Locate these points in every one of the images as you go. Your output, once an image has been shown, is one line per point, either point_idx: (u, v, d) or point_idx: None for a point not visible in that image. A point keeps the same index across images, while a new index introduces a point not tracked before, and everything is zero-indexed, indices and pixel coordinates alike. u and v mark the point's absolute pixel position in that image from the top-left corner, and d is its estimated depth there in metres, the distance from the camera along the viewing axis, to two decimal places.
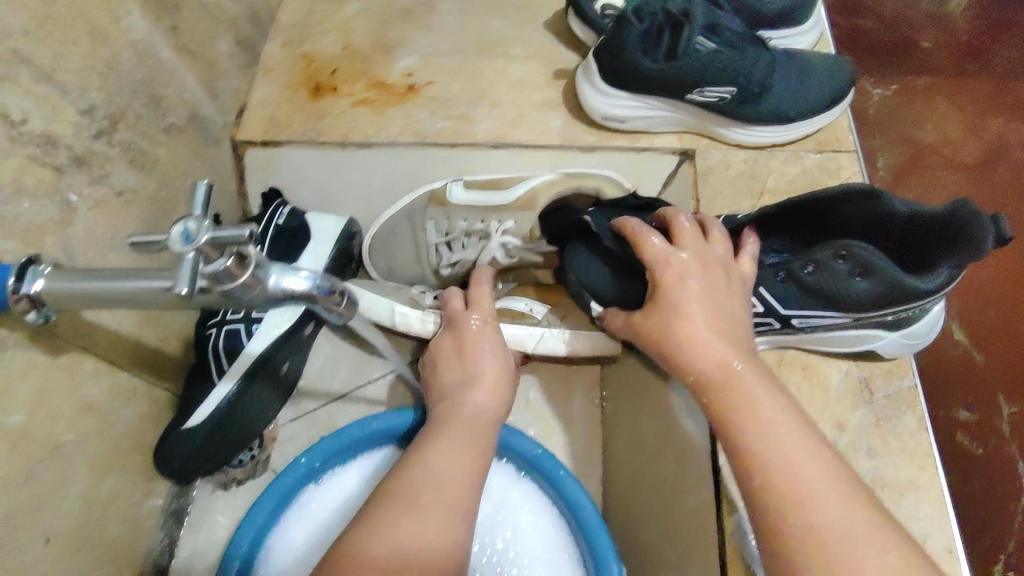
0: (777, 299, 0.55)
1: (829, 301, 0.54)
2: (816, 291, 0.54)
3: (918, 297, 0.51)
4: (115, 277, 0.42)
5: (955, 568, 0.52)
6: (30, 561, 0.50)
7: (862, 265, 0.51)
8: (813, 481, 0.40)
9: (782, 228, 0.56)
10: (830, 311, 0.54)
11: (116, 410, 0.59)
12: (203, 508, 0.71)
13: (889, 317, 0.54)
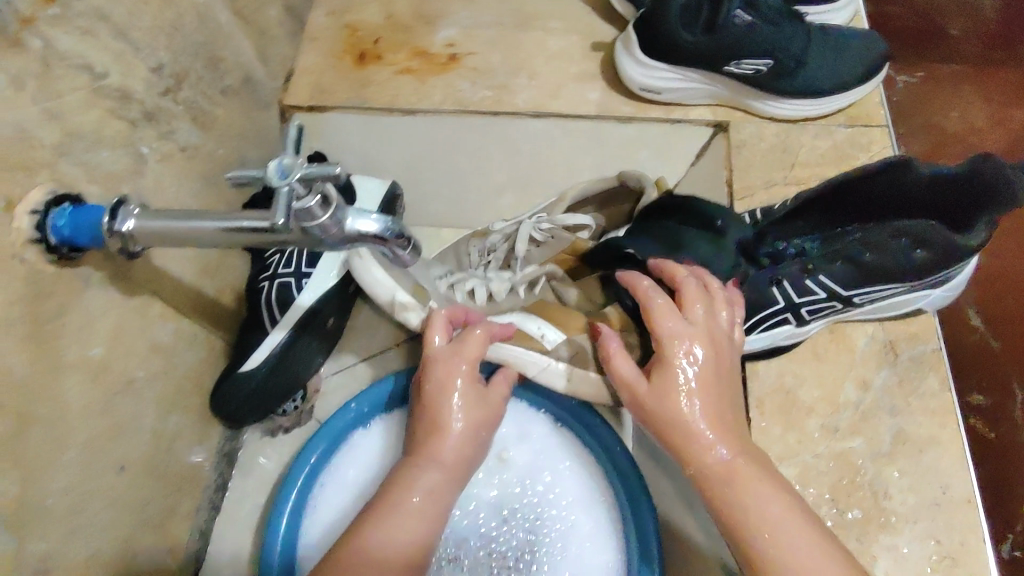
0: (838, 282, 0.58)
1: (889, 276, 0.57)
2: (877, 271, 0.57)
3: (966, 254, 0.55)
4: (188, 218, 0.44)
5: (972, 518, 0.55)
6: (109, 485, 0.54)
7: (918, 238, 0.54)
8: (811, 570, 0.42)
9: (817, 219, 0.61)
10: (889, 284, 0.57)
11: (179, 353, 0.63)
12: (252, 451, 0.76)
13: (939, 278, 0.58)
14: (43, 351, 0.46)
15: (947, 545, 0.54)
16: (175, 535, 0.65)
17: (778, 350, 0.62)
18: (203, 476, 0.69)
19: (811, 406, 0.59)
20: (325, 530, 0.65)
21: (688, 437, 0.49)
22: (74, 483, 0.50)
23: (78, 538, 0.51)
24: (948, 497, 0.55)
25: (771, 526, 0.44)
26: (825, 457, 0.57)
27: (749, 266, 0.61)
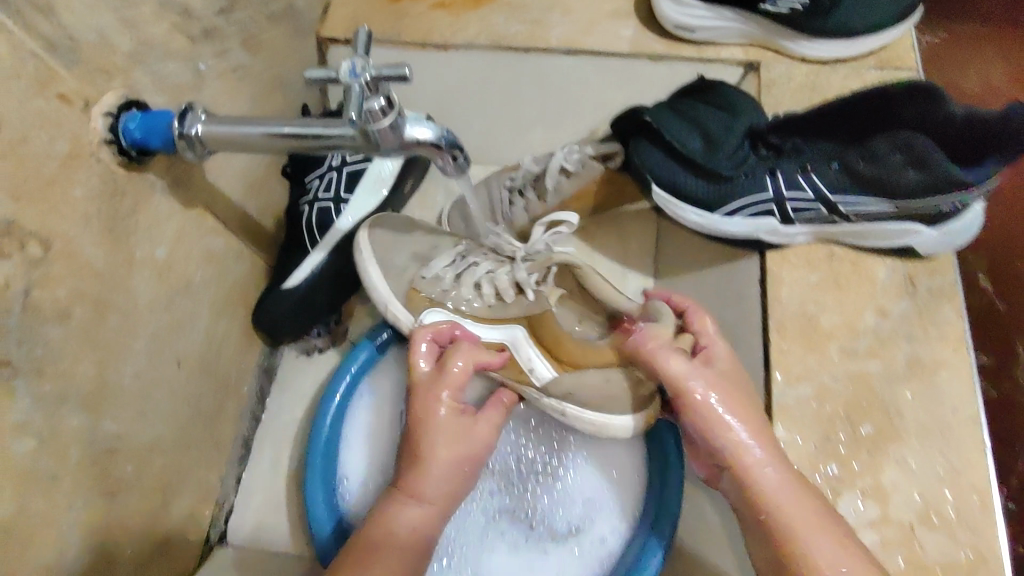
0: (827, 185, 0.60)
1: (881, 189, 0.58)
2: (869, 181, 0.59)
3: (963, 191, 0.56)
4: (247, 123, 0.48)
5: (978, 437, 0.58)
6: (166, 378, 0.59)
7: (917, 158, 0.56)
8: None
9: (836, 128, 0.60)
10: (877, 198, 0.59)
11: (227, 265, 0.67)
12: (290, 369, 0.79)
13: (930, 210, 0.58)
14: (116, 246, 0.50)
15: (951, 459, 0.57)
16: (222, 437, 0.70)
17: (798, 277, 0.64)
18: (246, 386, 0.73)
19: (831, 331, 0.61)
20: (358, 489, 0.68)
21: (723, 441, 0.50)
22: (140, 372, 0.55)
23: (142, 424, 0.56)
24: (957, 418, 0.58)
25: (777, 493, 0.47)
26: (842, 378, 0.59)
27: (753, 152, 0.63)
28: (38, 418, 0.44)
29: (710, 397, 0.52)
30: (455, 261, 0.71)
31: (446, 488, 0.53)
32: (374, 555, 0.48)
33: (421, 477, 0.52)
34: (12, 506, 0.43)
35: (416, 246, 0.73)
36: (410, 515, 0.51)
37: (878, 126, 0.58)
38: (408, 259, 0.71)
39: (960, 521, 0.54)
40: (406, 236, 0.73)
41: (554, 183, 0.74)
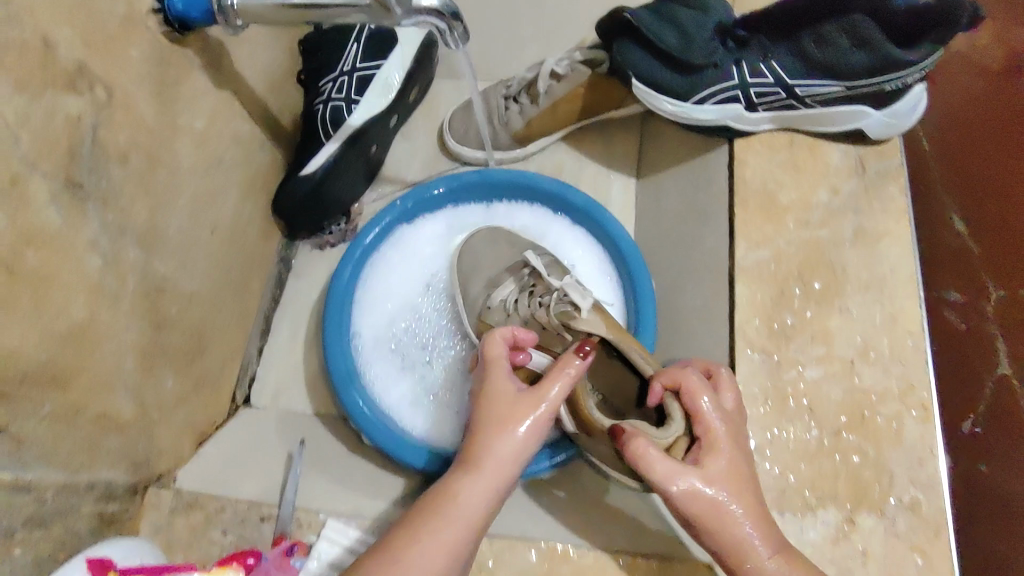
0: (785, 71, 0.67)
1: (830, 71, 0.66)
2: (820, 64, 0.66)
3: (901, 70, 0.64)
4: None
5: (913, 293, 0.66)
6: (201, 242, 0.67)
7: (861, 40, 0.63)
8: None
9: (794, 20, 0.66)
10: (828, 80, 0.66)
11: (251, 152, 0.74)
12: (306, 261, 0.88)
13: (874, 91, 0.66)
14: (164, 108, 0.57)
15: (888, 307, 0.65)
16: (247, 308, 0.79)
17: (763, 160, 0.72)
18: (267, 269, 0.83)
19: (788, 205, 0.70)
20: (376, 378, 0.71)
21: (722, 527, 0.48)
22: (182, 229, 0.63)
23: (184, 276, 0.64)
24: (895, 275, 0.67)
25: None
26: (794, 243, 0.68)
27: (721, 44, 0.71)
28: (106, 241, 0.52)
29: (725, 513, 0.48)
30: (522, 281, 0.68)
31: (513, 457, 0.50)
32: (431, 524, 0.47)
33: (493, 447, 0.50)
34: (87, 310, 0.51)
35: (490, 268, 0.73)
36: (482, 491, 0.48)
37: (828, 12, 0.64)
38: (483, 285, 0.72)
39: (891, 355, 0.64)
40: (492, 251, 0.73)
41: (545, 86, 0.82)
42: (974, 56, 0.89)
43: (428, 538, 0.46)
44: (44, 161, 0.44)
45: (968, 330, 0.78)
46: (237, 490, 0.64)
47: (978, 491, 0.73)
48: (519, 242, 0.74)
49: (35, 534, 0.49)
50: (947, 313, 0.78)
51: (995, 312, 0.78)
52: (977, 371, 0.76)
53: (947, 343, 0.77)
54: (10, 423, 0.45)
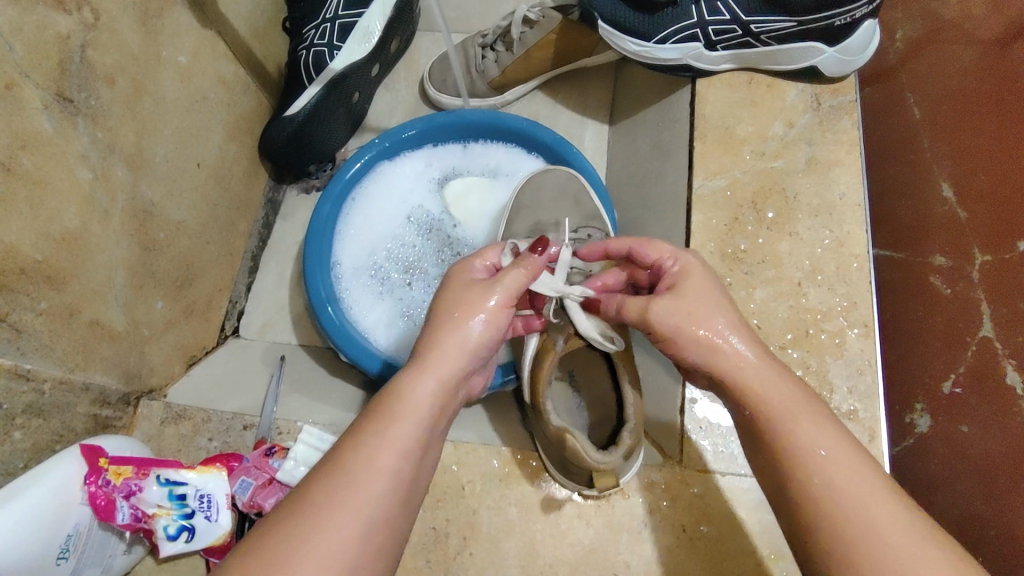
0: (739, 8, 0.70)
1: (779, 5, 0.69)
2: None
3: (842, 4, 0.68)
4: None
5: (860, 219, 0.70)
6: (189, 173, 0.71)
7: None
8: (842, 478, 0.42)
9: None
10: (778, 14, 0.69)
11: (237, 94, 0.78)
12: (292, 204, 0.93)
13: (822, 28, 0.70)
14: (148, 38, 0.62)
15: (835, 233, 0.69)
16: (236, 246, 0.83)
17: (722, 97, 0.75)
18: (255, 210, 0.87)
19: (745, 138, 0.73)
20: (355, 308, 0.77)
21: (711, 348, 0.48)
22: (169, 157, 0.67)
23: (173, 202, 0.69)
24: (843, 202, 0.70)
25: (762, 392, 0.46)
26: (750, 173, 0.72)
27: None
28: (95, 156, 0.57)
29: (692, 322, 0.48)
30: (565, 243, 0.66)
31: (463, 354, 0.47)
32: (385, 422, 0.43)
33: (444, 344, 0.47)
34: (80, 219, 0.56)
35: (544, 214, 0.72)
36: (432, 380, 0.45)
37: None
38: (527, 227, 0.72)
39: (836, 275, 0.67)
40: (555, 202, 0.72)
41: (519, 34, 0.85)
42: (967, 22, 0.79)
43: (384, 434, 0.43)
44: (36, 72, 0.49)
45: (951, 296, 0.72)
46: (222, 403, 0.68)
47: (953, 450, 0.69)
48: (584, 204, 0.72)
49: (34, 422, 0.53)
50: (928, 279, 0.74)
51: (981, 274, 0.71)
52: (959, 338, 0.71)
53: (929, 309, 0.74)
54: (11, 312, 0.50)
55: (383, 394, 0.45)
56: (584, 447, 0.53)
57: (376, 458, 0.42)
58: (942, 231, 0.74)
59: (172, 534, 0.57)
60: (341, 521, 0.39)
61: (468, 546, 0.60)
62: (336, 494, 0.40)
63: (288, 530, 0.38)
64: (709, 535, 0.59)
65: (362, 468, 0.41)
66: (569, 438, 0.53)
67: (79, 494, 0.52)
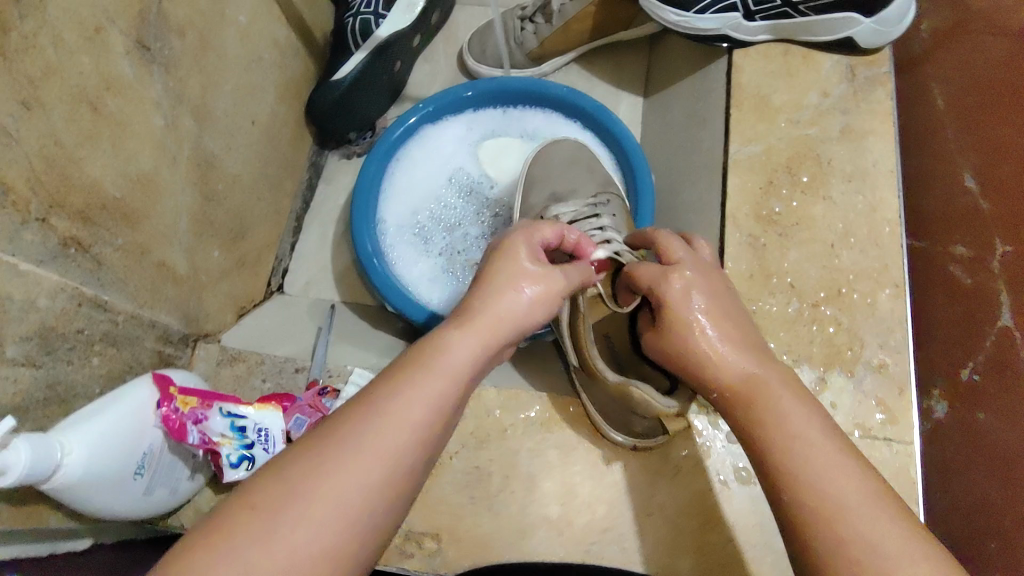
0: None
1: None
2: None
3: None
4: None
5: (892, 185, 0.72)
6: (244, 129, 0.74)
7: None
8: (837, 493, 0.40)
9: None
10: None
11: (288, 56, 0.82)
12: (335, 168, 0.96)
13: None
14: None
15: (868, 198, 0.71)
16: (283, 206, 0.87)
17: (757, 67, 0.78)
18: (300, 172, 0.90)
19: (780, 106, 0.75)
20: (397, 265, 0.80)
21: (703, 368, 0.50)
22: (228, 112, 0.70)
23: (230, 156, 0.72)
24: (876, 168, 0.72)
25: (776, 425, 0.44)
26: (786, 139, 0.74)
27: None
28: (167, 104, 0.60)
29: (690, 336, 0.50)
30: (584, 209, 0.67)
31: (504, 323, 0.46)
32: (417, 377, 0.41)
33: (494, 307, 0.46)
34: (152, 163, 0.59)
35: (560, 184, 0.73)
36: (473, 346, 0.44)
37: None
38: (544, 199, 0.72)
39: (869, 239, 0.69)
40: (568, 172, 0.74)
41: (559, 5, 0.87)
42: None
43: (411, 386, 0.40)
44: (121, 18, 0.53)
45: (972, 286, 0.71)
46: (274, 348, 0.72)
47: (975, 427, 0.69)
48: (597, 173, 0.74)
49: (109, 351, 0.57)
50: (949, 268, 0.74)
51: (1002, 266, 0.69)
52: (977, 328, 0.70)
53: (950, 299, 0.73)
54: (93, 245, 0.53)
55: (415, 348, 0.43)
56: (647, 394, 0.55)
57: (404, 412, 0.39)
58: (962, 221, 0.74)
59: (234, 462, 0.60)
60: (351, 471, 0.37)
61: (509, 484, 0.63)
62: (347, 445, 0.37)
63: (297, 476, 0.36)
64: (745, 478, 0.61)
65: (380, 420, 0.38)
66: (631, 389, 0.56)
67: (153, 417, 0.55)
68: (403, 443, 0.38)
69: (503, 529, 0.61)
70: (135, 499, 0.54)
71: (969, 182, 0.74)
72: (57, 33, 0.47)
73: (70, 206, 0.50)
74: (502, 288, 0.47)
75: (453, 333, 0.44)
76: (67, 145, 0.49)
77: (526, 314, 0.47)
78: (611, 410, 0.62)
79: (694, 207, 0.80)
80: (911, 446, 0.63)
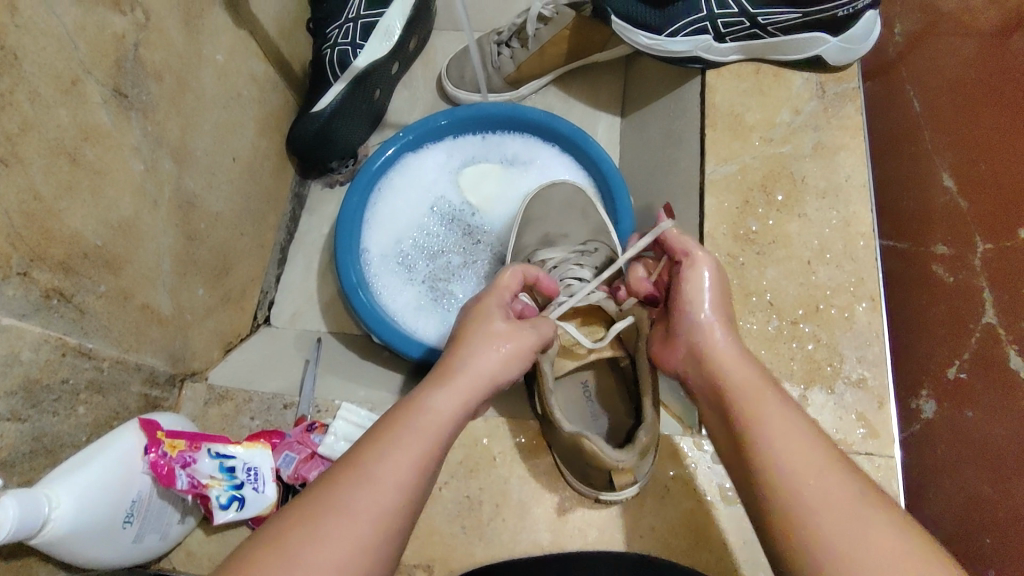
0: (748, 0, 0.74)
1: None
2: None
3: None
4: None
5: (865, 199, 0.73)
6: (225, 166, 0.74)
7: None
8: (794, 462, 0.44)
9: None
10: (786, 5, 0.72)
11: (266, 90, 0.82)
12: (317, 198, 0.96)
13: (828, 16, 0.73)
14: (191, 37, 0.65)
15: (842, 213, 0.72)
16: (266, 238, 0.87)
17: (730, 87, 0.79)
18: (283, 203, 0.90)
19: (753, 125, 0.77)
20: (382, 295, 0.80)
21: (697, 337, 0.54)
22: (208, 150, 0.71)
23: (211, 194, 0.72)
24: (849, 183, 0.74)
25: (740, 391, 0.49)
26: (760, 158, 0.75)
27: None
28: (146, 148, 0.60)
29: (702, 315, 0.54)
30: (571, 254, 0.68)
31: (483, 377, 0.49)
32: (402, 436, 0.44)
33: (472, 363, 0.49)
34: (133, 208, 0.59)
35: (552, 226, 0.74)
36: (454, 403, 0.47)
37: None
38: (537, 240, 0.73)
39: (844, 253, 0.71)
40: (563, 214, 0.74)
41: (534, 30, 0.88)
42: None
43: (397, 448, 0.43)
44: (96, 69, 0.53)
45: (954, 284, 0.72)
46: (261, 384, 0.72)
47: (957, 433, 0.70)
48: (591, 216, 0.73)
49: (94, 398, 0.57)
50: (932, 267, 0.74)
51: (982, 262, 0.71)
52: (962, 326, 0.71)
53: (932, 299, 0.74)
54: (75, 294, 0.53)
55: (399, 406, 0.46)
56: (598, 447, 0.54)
57: (392, 474, 0.42)
58: (943, 223, 0.74)
59: (224, 503, 0.59)
60: (342, 534, 0.39)
61: (500, 513, 0.63)
62: (340, 510, 0.39)
63: (292, 541, 0.38)
64: (730, 497, 0.62)
65: (366, 481, 0.41)
66: (584, 440, 0.55)
67: (141, 463, 0.55)
68: (392, 503, 0.41)
69: (496, 558, 0.62)
70: (125, 547, 0.54)
71: (946, 183, 0.75)
72: (33, 89, 0.47)
73: (51, 258, 0.50)
74: (481, 344, 0.50)
75: (435, 392, 0.47)
76: (47, 198, 0.49)
77: (503, 368, 0.50)
78: (573, 459, 0.61)
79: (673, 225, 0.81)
80: (893, 458, 0.63)
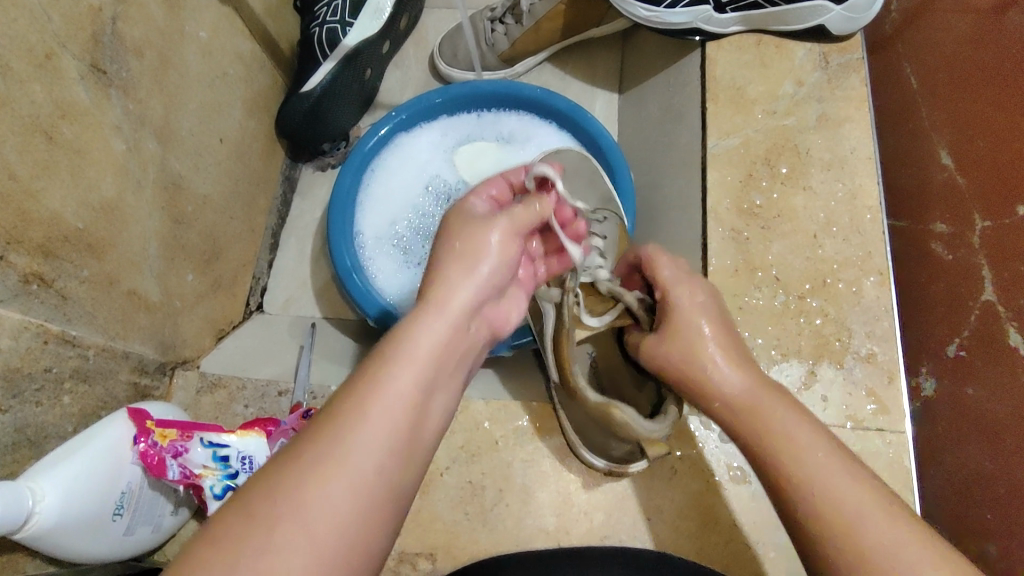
0: None
1: None
2: None
3: None
4: None
5: (870, 172, 0.71)
6: (212, 148, 0.72)
7: None
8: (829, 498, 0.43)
9: None
10: None
11: (253, 69, 0.79)
12: (308, 181, 0.94)
13: None
14: (173, 13, 0.63)
15: (848, 186, 0.71)
16: (257, 223, 0.85)
17: (731, 59, 0.77)
18: (274, 187, 0.88)
19: (756, 98, 0.75)
20: (378, 277, 0.78)
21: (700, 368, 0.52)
22: (194, 131, 0.68)
23: (198, 176, 0.70)
24: (854, 155, 0.72)
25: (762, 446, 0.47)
26: (763, 131, 0.73)
27: None
28: (128, 128, 0.58)
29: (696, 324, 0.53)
30: None
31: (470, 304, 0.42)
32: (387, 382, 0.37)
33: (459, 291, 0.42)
34: (116, 187, 0.57)
35: None
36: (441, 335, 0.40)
37: None
38: None
39: (850, 227, 0.69)
40: None
41: (528, 5, 0.86)
42: None
43: (382, 395, 0.37)
44: (72, 42, 0.50)
45: (953, 262, 0.70)
46: (255, 371, 0.70)
47: (957, 411, 0.68)
48: None
49: (81, 388, 0.55)
50: (931, 246, 0.73)
51: (981, 240, 0.67)
52: (963, 303, 0.69)
53: (931, 275, 0.72)
54: (57, 278, 0.51)
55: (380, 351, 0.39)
56: (630, 417, 0.54)
57: (380, 425, 0.36)
58: (941, 201, 0.72)
59: (218, 493, 0.58)
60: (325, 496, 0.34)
61: (504, 497, 0.62)
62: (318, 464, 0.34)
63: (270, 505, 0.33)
64: (739, 477, 0.61)
65: (350, 438, 0.35)
66: (615, 411, 0.54)
67: (130, 454, 0.53)
68: (380, 456, 0.36)
69: (500, 543, 0.60)
70: (116, 540, 0.52)
71: (944, 161, 0.72)
72: (4, 63, 0.45)
73: (30, 241, 0.48)
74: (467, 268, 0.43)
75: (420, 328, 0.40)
76: (23, 178, 0.47)
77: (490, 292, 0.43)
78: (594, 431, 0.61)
79: (674, 202, 0.79)
80: (904, 434, 0.62)
